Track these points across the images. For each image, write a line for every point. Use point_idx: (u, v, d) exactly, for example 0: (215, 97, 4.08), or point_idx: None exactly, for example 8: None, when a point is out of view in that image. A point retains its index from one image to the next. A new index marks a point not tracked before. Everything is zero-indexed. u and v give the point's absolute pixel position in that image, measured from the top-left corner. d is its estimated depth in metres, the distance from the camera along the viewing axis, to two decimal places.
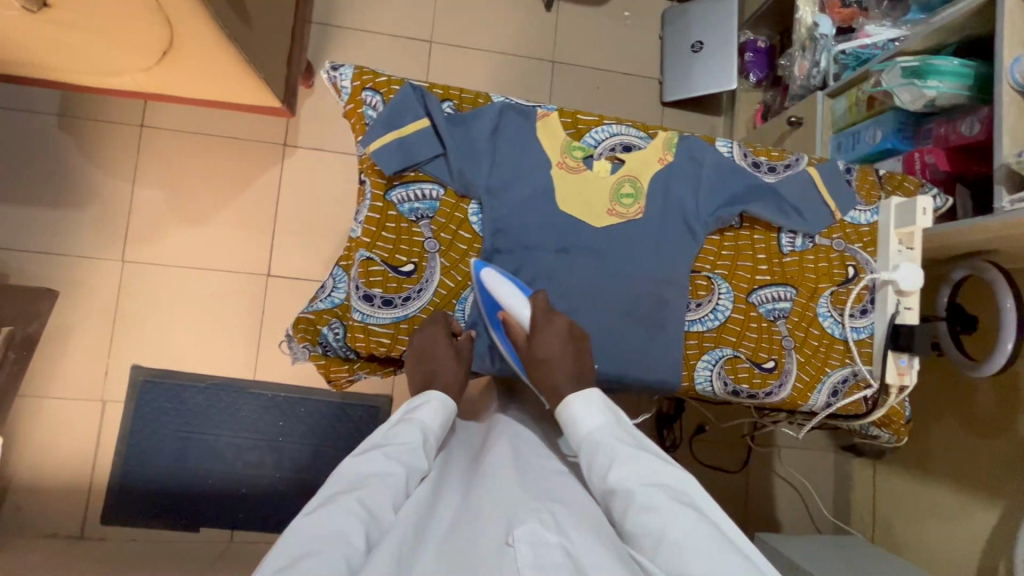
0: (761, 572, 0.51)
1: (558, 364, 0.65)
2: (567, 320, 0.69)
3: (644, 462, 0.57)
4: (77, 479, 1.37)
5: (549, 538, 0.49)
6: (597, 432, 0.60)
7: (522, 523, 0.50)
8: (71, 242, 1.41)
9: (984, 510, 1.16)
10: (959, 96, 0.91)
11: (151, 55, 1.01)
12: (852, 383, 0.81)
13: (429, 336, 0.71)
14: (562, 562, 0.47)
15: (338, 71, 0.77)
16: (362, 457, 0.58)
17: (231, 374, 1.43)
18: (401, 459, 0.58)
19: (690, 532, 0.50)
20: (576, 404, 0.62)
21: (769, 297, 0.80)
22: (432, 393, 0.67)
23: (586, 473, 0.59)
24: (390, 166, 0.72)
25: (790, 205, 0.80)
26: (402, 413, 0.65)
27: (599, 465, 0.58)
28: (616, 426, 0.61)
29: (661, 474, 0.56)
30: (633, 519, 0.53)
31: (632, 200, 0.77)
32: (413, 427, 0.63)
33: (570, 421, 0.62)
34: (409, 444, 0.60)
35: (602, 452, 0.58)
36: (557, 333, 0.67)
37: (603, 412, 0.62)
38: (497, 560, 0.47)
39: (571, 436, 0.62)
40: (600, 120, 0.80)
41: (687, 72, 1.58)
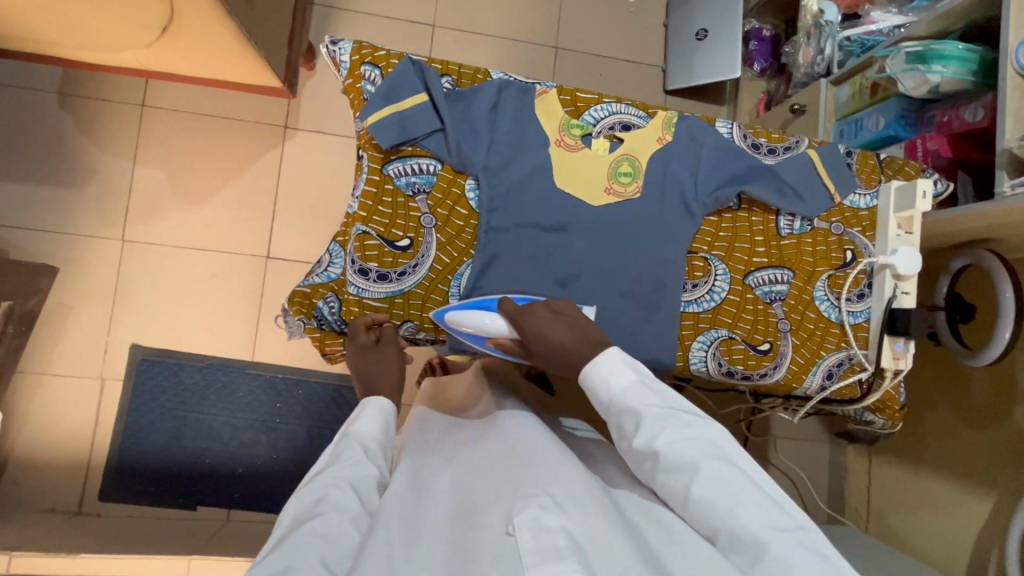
0: (789, 508, 0.55)
1: (569, 344, 0.65)
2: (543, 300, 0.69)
3: (671, 420, 0.58)
4: (75, 456, 1.38)
5: (550, 521, 0.49)
6: (620, 396, 0.61)
7: (522, 509, 0.50)
8: (70, 220, 1.41)
9: (978, 501, 1.16)
10: (964, 82, 0.90)
11: (152, 30, 1.01)
12: (847, 366, 0.81)
13: (355, 352, 0.72)
14: (565, 544, 0.47)
15: (337, 45, 0.76)
16: (316, 480, 0.58)
17: (230, 355, 1.44)
18: (349, 477, 0.58)
19: (719, 484, 0.53)
20: (596, 371, 0.63)
21: (766, 280, 0.80)
22: (368, 400, 0.69)
23: (615, 435, 0.61)
24: (387, 140, 0.71)
25: (790, 187, 0.80)
26: (342, 428, 0.66)
27: (625, 427, 0.60)
28: (641, 384, 0.61)
29: (689, 429, 0.57)
30: (666, 479, 0.56)
31: (630, 179, 0.77)
32: (351, 442, 0.63)
33: (594, 385, 0.63)
34: (355, 457, 0.60)
35: (626, 415, 0.60)
36: (544, 321, 0.66)
37: (626, 371, 0.62)
38: (499, 551, 0.47)
39: (597, 399, 0.63)
40: (599, 98, 0.79)
41: (692, 59, 1.56)
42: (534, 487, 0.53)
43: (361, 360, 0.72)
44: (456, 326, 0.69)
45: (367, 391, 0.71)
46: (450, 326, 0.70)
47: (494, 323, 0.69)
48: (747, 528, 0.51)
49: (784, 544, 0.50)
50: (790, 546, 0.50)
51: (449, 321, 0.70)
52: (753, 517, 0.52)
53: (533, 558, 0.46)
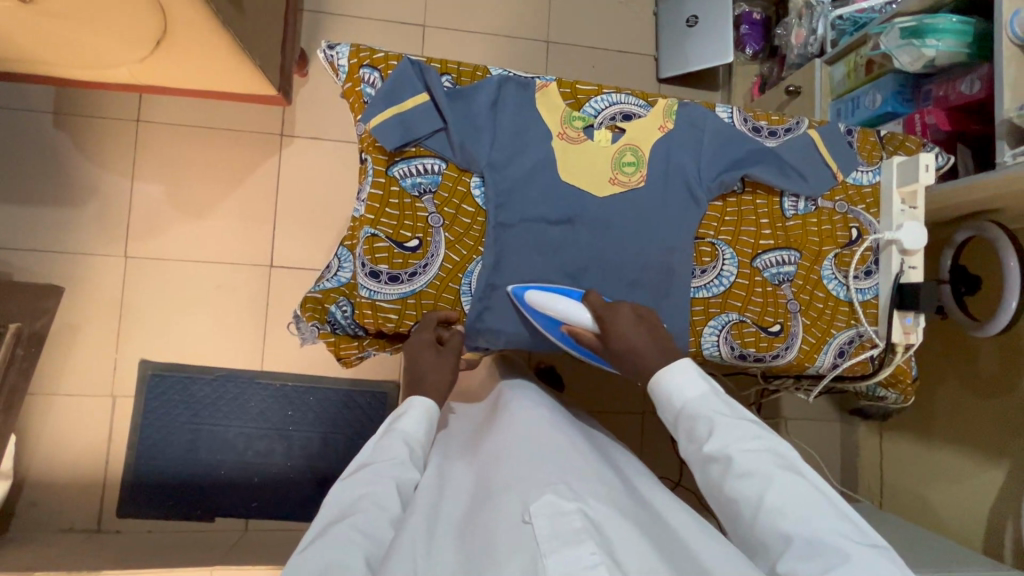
0: (866, 528, 0.53)
1: (644, 348, 0.66)
2: (628, 304, 0.70)
3: (743, 428, 0.58)
4: (91, 474, 1.38)
5: (565, 506, 0.50)
6: (694, 403, 0.61)
7: (538, 496, 0.51)
8: (72, 239, 1.41)
9: (992, 471, 1.17)
10: (959, 54, 0.90)
11: (146, 44, 1.01)
12: (858, 343, 0.82)
13: (416, 346, 0.71)
14: (582, 528, 0.48)
15: (335, 50, 0.77)
16: (350, 476, 0.58)
17: (239, 365, 1.44)
18: (388, 474, 0.58)
19: (790, 493, 0.53)
20: (673, 376, 0.63)
21: (773, 262, 0.80)
22: (414, 397, 0.67)
23: (683, 443, 0.61)
24: (391, 141, 0.71)
25: (792, 167, 0.80)
26: (387, 423, 0.65)
27: (697, 433, 0.59)
28: (713, 394, 0.62)
29: (760, 438, 0.57)
30: (735, 485, 0.55)
31: (634, 168, 0.77)
32: (393, 436, 0.63)
33: (666, 392, 0.63)
34: (396, 457, 0.60)
35: (699, 422, 0.60)
36: (627, 321, 0.68)
37: (700, 381, 0.63)
38: (519, 538, 0.48)
39: (668, 408, 0.63)
40: (599, 89, 0.79)
41: (684, 47, 1.57)
42: (551, 474, 0.55)
43: (419, 355, 0.70)
44: (534, 305, 0.71)
45: (415, 387, 0.70)
46: (527, 302, 0.72)
47: (575, 315, 0.70)
48: (821, 537, 0.49)
49: (858, 552, 0.48)
50: (869, 557, 0.48)
51: (528, 299, 0.72)
52: (826, 527, 0.50)
53: (550, 543, 0.47)
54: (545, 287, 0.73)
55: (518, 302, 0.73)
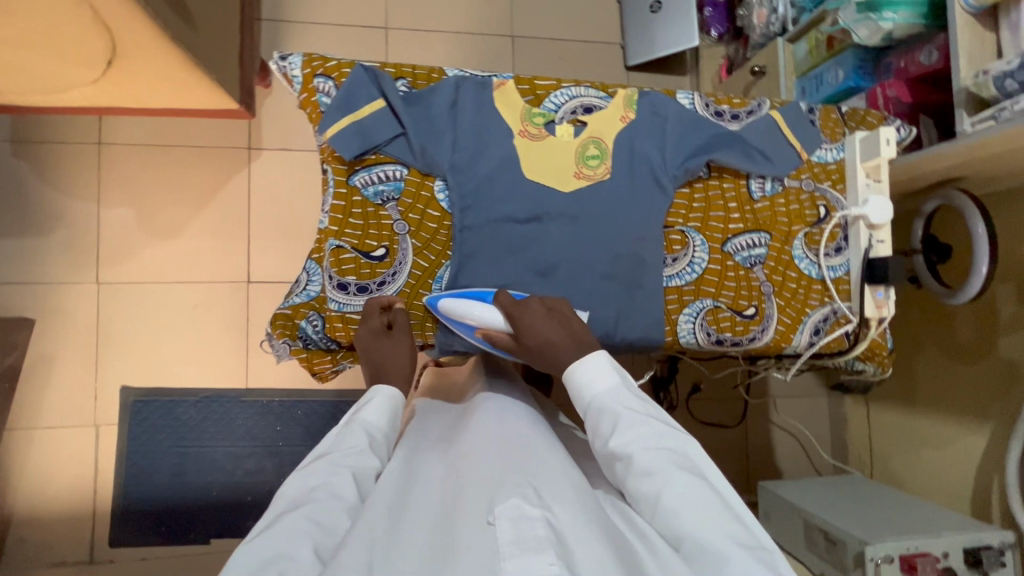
0: (755, 530, 0.54)
1: (557, 342, 0.65)
2: (536, 298, 0.69)
3: (647, 428, 0.58)
4: (79, 506, 1.36)
5: (531, 511, 0.50)
6: (602, 397, 0.61)
7: (505, 498, 0.51)
8: (41, 270, 1.38)
9: (976, 433, 1.19)
10: (915, 25, 0.90)
11: (97, 66, 0.98)
12: (833, 320, 0.82)
13: (367, 336, 0.69)
14: (544, 536, 0.47)
15: (287, 60, 0.75)
16: (307, 464, 0.58)
17: (223, 385, 1.42)
18: (347, 464, 0.57)
19: (684, 492, 0.53)
20: (582, 369, 0.63)
21: (744, 245, 0.80)
22: (376, 385, 0.66)
23: (590, 436, 0.61)
24: (349, 150, 0.70)
25: (756, 149, 0.80)
26: (349, 413, 0.64)
27: (602, 428, 0.59)
28: (624, 390, 0.62)
29: (663, 438, 0.58)
30: (636, 482, 0.55)
31: (598, 161, 0.76)
32: (354, 427, 0.61)
33: (576, 386, 0.63)
34: (357, 448, 0.59)
35: (606, 418, 0.60)
36: (536, 316, 0.67)
37: (610, 376, 0.62)
38: (479, 538, 0.48)
39: (578, 400, 0.63)
40: (558, 83, 0.78)
41: (649, 33, 1.56)
42: (520, 476, 0.54)
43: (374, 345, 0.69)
44: (449, 313, 0.70)
45: (376, 376, 0.68)
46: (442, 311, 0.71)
47: (485, 317, 0.69)
48: (709, 541, 0.51)
49: (743, 559, 0.49)
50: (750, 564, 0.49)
51: (443, 309, 0.71)
52: (716, 532, 0.51)
53: (510, 547, 0.46)
54: (460, 292, 0.71)
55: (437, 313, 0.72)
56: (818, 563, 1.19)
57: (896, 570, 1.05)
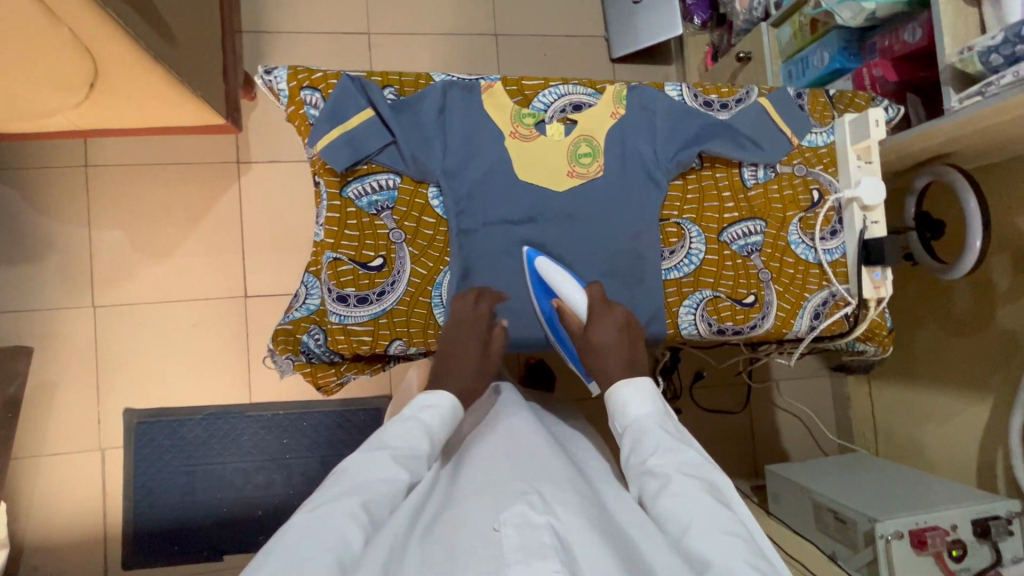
0: None
1: (615, 351, 0.68)
2: (624, 309, 0.72)
3: (685, 454, 0.57)
4: (89, 531, 1.35)
5: (536, 519, 0.50)
6: (642, 419, 0.62)
7: (511, 506, 0.51)
8: (36, 297, 1.37)
9: (978, 405, 1.20)
10: (898, 6, 0.91)
11: (80, 89, 0.97)
12: (832, 303, 0.82)
13: (463, 330, 0.69)
14: (549, 543, 0.47)
15: (272, 74, 0.75)
16: (368, 454, 0.57)
17: (227, 401, 1.42)
18: (408, 464, 0.57)
19: (714, 520, 0.51)
20: (629, 387, 0.64)
21: (740, 233, 0.81)
22: (444, 390, 0.65)
23: (625, 454, 0.61)
24: (341, 162, 0.70)
25: (747, 137, 0.80)
26: (412, 408, 0.63)
27: (642, 446, 0.59)
28: (664, 417, 0.62)
29: (699, 467, 0.57)
30: (666, 501, 0.53)
31: (591, 159, 0.76)
32: (414, 425, 0.61)
33: (618, 406, 0.64)
34: (418, 451, 0.59)
35: (646, 437, 0.60)
36: (615, 320, 0.70)
37: (652, 401, 0.63)
38: (482, 545, 0.48)
39: (619, 422, 0.64)
40: (546, 82, 0.78)
41: (633, 25, 1.57)
42: (525, 486, 0.55)
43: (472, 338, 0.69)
44: (540, 270, 0.73)
45: (443, 371, 0.67)
46: (531, 266, 0.74)
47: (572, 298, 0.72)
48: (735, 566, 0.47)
49: None
50: None
51: (535, 265, 0.73)
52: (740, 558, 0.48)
53: (515, 553, 0.46)
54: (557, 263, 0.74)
55: (525, 265, 0.74)
56: (829, 543, 1.20)
57: (907, 545, 1.06)
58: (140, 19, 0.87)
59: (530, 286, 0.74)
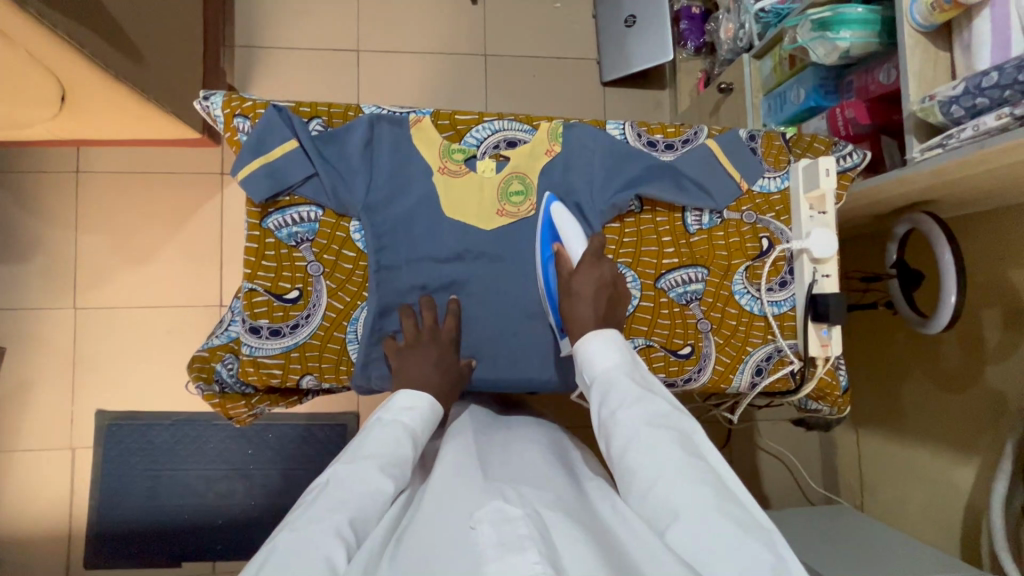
0: (757, 521, 0.49)
1: (589, 298, 0.66)
2: (614, 269, 0.70)
3: (651, 405, 0.57)
4: (56, 527, 1.38)
5: (512, 512, 0.45)
6: (609, 373, 0.60)
7: (485, 504, 0.47)
8: (20, 296, 1.41)
9: (964, 466, 1.11)
10: (871, 45, 0.86)
11: (51, 104, 1.00)
12: (776, 360, 0.78)
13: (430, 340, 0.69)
14: (527, 534, 0.42)
15: (208, 100, 0.75)
16: (351, 465, 0.54)
17: (195, 409, 1.43)
18: (393, 474, 0.54)
19: (682, 471, 0.51)
20: (596, 341, 0.62)
21: (679, 281, 0.77)
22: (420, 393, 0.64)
23: (594, 407, 0.59)
24: (260, 194, 0.69)
25: (690, 180, 0.76)
26: (391, 415, 0.61)
27: (609, 400, 0.58)
28: (632, 367, 0.61)
29: (666, 417, 0.56)
30: (637, 458, 0.53)
31: (522, 197, 0.75)
32: (398, 430, 0.59)
33: (585, 358, 0.62)
34: (400, 455, 0.57)
35: (615, 391, 0.59)
36: (601, 274, 0.68)
37: (618, 352, 0.62)
38: (458, 546, 0.43)
39: (585, 374, 0.62)
40: (480, 117, 0.76)
41: (623, 49, 1.54)
42: (497, 487, 0.51)
43: (447, 349, 0.69)
44: (552, 216, 0.72)
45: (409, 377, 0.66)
46: (546, 210, 0.73)
47: (572, 249, 0.70)
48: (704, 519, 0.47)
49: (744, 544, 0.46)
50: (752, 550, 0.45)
51: (551, 208, 0.72)
52: (708, 508, 0.48)
53: (493, 551, 0.41)
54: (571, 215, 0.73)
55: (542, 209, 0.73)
56: None
57: None
58: (99, 40, 0.89)
59: (538, 228, 0.73)
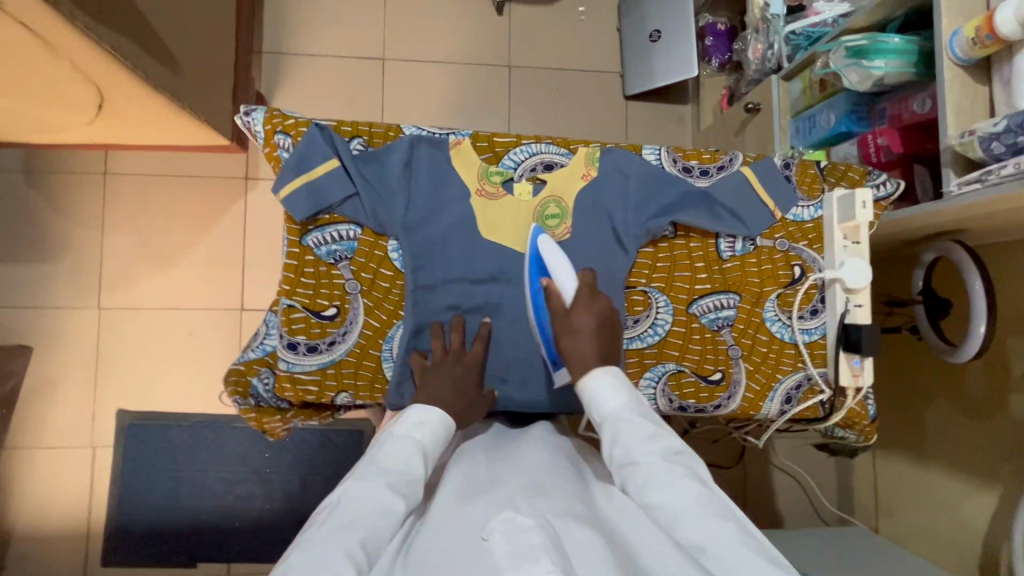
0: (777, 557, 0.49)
1: (590, 339, 0.64)
2: (608, 303, 0.69)
3: (665, 445, 0.56)
4: (75, 525, 1.40)
5: (525, 520, 0.46)
6: (618, 413, 0.59)
7: (497, 514, 0.47)
8: (46, 295, 1.43)
9: (983, 495, 1.11)
10: (907, 74, 0.87)
11: (88, 110, 1.02)
12: (805, 388, 0.78)
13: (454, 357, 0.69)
14: (540, 543, 0.43)
15: (250, 115, 0.76)
16: (361, 479, 0.54)
17: (215, 411, 1.45)
18: (403, 490, 0.53)
19: (701, 508, 0.50)
20: (598, 384, 0.61)
21: (711, 306, 0.77)
22: (433, 407, 0.62)
23: (606, 447, 0.58)
24: (301, 212, 0.70)
25: (725, 208, 0.76)
26: (400, 428, 0.59)
27: (622, 439, 0.57)
28: (640, 407, 0.60)
29: (680, 456, 0.55)
30: (655, 493, 0.52)
31: (558, 221, 0.75)
32: (410, 446, 0.58)
33: (591, 398, 0.61)
34: (410, 471, 0.55)
35: (626, 429, 0.58)
36: (599, 310, 0.67)
37: (625, 393, 0.61)
38: (474, 556, 0.44)
39: (593, 414, 0.61)
40: (518, 140, 0.77)
41: (648, 63, 1.54)
42: (507, 493, 0.50)
43: (469, 370, 0.69)
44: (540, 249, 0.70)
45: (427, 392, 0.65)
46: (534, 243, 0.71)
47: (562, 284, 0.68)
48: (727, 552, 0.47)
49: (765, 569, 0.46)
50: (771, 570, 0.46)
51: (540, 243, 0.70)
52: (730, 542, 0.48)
53: (506, 561, 0.42)
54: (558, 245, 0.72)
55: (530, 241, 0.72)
56: None
57: None
58: (140, 51, 0.90)
59: (527, 264, 0.71)
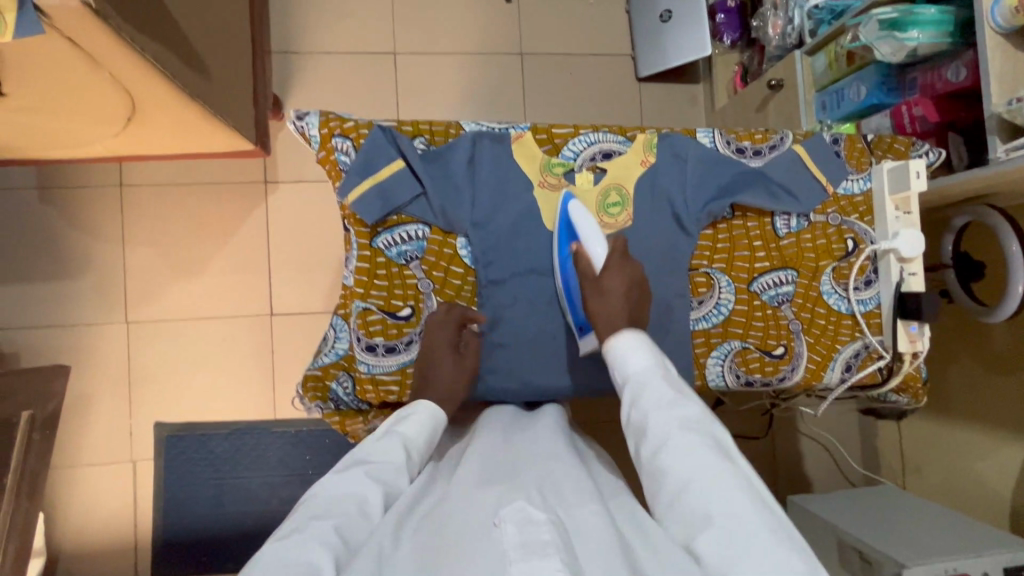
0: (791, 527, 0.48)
1: (620, 300, 0.65)
2: (637, 268, 0.70)
3: (686, 410, 0.55)
4: (121, 539, 1.40)
5: (536, 515, 0.46)
6: (641, 374, 0.59)
7: (510, 502, 0.47)
8: (72, 313, 1.41)
9: (1014, 445, 1.16)
10: (942, 44, 0.89)
11: (116, 122, 1.00)
12: (864, 355, 0.80)
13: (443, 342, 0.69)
14: (551, 540, 0.43)
15: (304, 120, 0.73)
16: (345, 474, 0.53)
17: (252, 417, 1.45)
18: (385, 480, 0.53)
19: (711, 475, 0.50)
20: (622, 343, 0.61)
21: (771, 283, 0.79)
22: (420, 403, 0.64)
23: (626, 409, 0.58)
24: (372, 215, 0.70)
25: (780, 186, 0.79)
26: (388, 426, 0.60)
27: (642, 400, 0.57)
28: (664, 370, 0.59)
29: (699, 421, 0.54)
30: (668, 456, 0.52)
31: (620, 208, 0.76)
32: (397, 442, 0.58)
33: (617, 358, 0.61)
34: (394, 464, 0.55)
35: (648, 391, 0.58)
36: (628, 275, 0.67)
37: (653, 355, 0.61)
38: (484, 542, 0.44)
39: (617, 377, 0.61)
40: (576, 130, 0.77)
41: (659, 44, 1.54)
42: (521, 485, 0.51)
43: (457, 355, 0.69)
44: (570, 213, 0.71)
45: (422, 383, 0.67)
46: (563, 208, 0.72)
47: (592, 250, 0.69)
48: (735, 529, 0.46)
49: (773, 544, 0.45)
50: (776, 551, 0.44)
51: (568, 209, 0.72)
52: (740, 518, 0.47)
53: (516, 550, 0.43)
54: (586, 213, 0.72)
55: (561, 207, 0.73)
56: None
57: None
58: (176, 59, 0.89)
59: (557, 230, 0.73)
